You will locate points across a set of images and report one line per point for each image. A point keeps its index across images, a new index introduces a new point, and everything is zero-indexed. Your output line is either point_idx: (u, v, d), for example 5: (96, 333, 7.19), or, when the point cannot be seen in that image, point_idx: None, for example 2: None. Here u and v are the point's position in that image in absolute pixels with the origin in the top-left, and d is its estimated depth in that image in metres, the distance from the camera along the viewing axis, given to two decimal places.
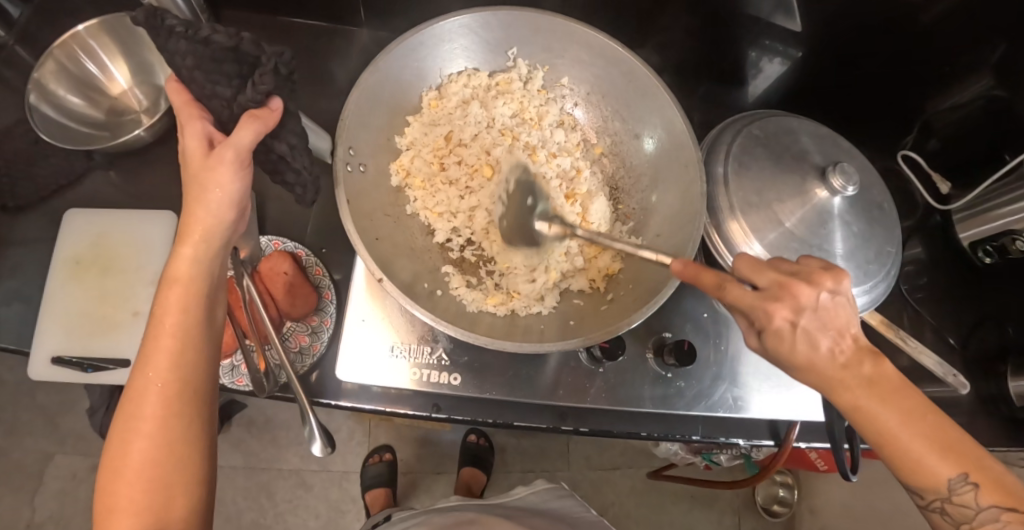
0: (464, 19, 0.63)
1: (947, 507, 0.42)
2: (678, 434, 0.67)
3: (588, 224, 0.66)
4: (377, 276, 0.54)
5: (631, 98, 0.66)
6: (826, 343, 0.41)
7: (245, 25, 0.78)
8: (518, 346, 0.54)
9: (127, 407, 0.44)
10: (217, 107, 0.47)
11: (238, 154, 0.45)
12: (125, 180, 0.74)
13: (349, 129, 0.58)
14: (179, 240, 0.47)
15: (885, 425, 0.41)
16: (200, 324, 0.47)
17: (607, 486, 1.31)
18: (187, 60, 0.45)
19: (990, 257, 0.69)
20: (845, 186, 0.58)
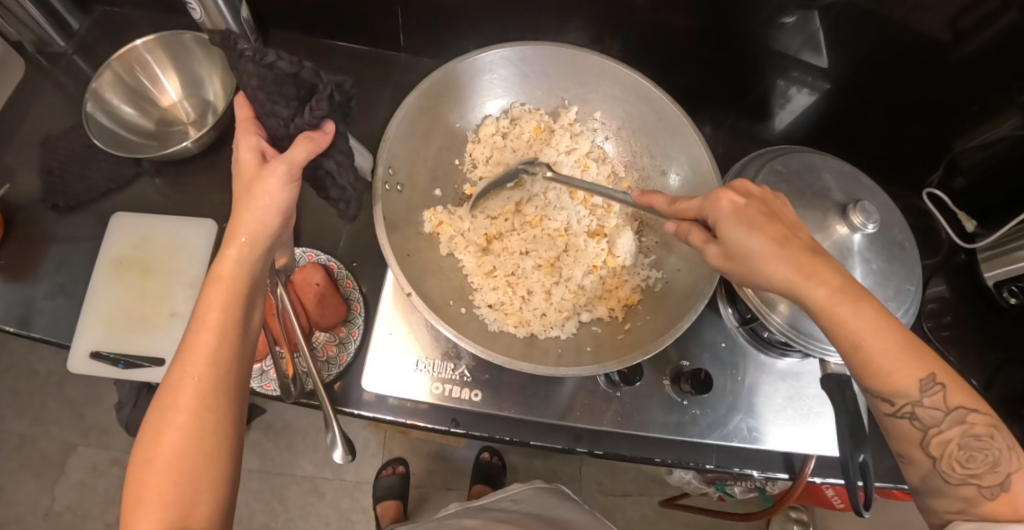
0: (503, 52, 0.65)
1: (917, 412, 0.47)
2: (691, 462, 0.65)
3: (612, 260, 0.67)
4: (405, 289, 0.55)
5: (659, 135, 0.67)
6: (784, 268, 0.46)
7: (291, 47, 0.86)
8: (535, 368, 0.53)
9: (164, 398, 0.47)
10: (274, 125, 0.51)
11: (290, 167, 0.49)
12: (169, 187, 0.81)
13: (389, 150, 0.60)
14: (228, 241, 0.51)
15: (848, 326, 0.46)
16: (238, 323, 0.51)
17: (618, 512, 1.30)
18: (252, 80, 0.49)
19: (1015, 297, 0.80)
20: (866, 223, 0.58)
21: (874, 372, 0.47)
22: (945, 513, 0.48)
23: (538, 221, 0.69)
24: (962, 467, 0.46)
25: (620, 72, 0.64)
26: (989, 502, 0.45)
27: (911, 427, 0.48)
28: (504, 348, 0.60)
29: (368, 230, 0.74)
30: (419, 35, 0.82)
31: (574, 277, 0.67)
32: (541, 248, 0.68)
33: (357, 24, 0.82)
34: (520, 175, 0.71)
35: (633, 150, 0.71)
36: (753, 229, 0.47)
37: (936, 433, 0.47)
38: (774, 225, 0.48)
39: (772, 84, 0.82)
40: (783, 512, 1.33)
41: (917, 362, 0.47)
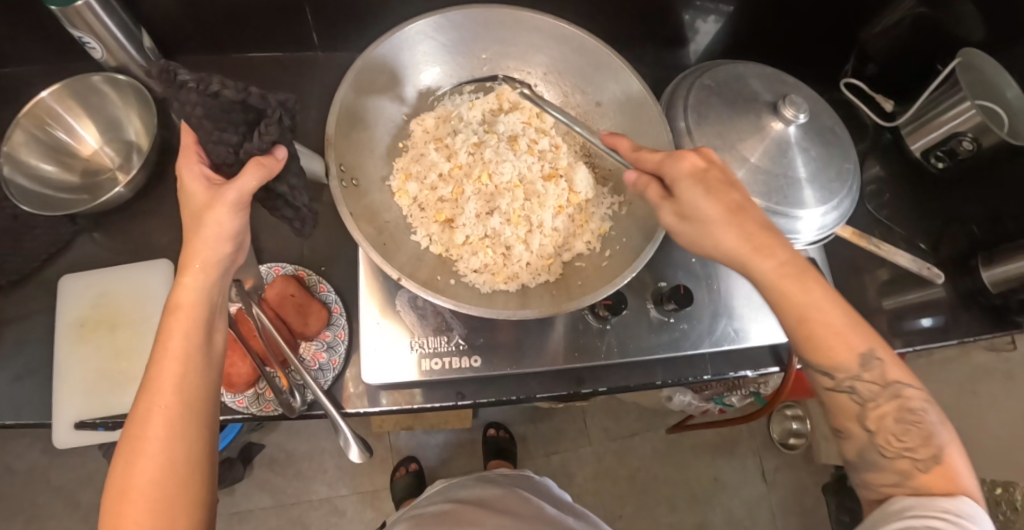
0: (420, 26, 0.64)
1: (856, 385, 0.51)
2: (690, 376, 0.69)
3: (577, 196, 0.68)
4: (395, 275, 0.54)
5: (585, 70, 0.69)
6: (706, 201, 0.50)
7: (205, 68, 0.83)
8: (536, 310, 0.54)
9: (133, 428, 0.46)
10: (221, 153, 0.49)
11: (242, 196, 0.48)
12: (112, 239, 0.78)
13: (338, 148, 0.60)
14: (182, 270, 0.49)
15: (803, 300, 0.50)
16: (203, 350, 0.50)
17: (630, 453, 1.35)
18: (195, 110, 0.46)
19: (942, 160, 0.90)
20: (797, 114, 0.62)
21: (821, 344, 0.50)
22: (878, 486, 0.51)
23: (496, 179, 0.67)
24: (896, 441, 0.50)
25: (536, 18, 0.65)
26: (924, 474, 0.48)
27: (848, 401, 0.52)
28: (501, 302, 0.62)
29: (329, 232, 0.73)
30: (331, 29, 0.81)
31: (545, 222, 0.67)
32: (507, 203, 0.67)
33: (265, 30, 0.79)
34: (468, 140, 0.68)
35: (565, 91, 0.72)
36: (709, 192, 0.50)
37: (874, 407, 0.51)
38: (731, 194, 0.50)
39: (681, 17, 0.85)
40: (780, 412, 1.44)
41: (855, 337, 0.50)
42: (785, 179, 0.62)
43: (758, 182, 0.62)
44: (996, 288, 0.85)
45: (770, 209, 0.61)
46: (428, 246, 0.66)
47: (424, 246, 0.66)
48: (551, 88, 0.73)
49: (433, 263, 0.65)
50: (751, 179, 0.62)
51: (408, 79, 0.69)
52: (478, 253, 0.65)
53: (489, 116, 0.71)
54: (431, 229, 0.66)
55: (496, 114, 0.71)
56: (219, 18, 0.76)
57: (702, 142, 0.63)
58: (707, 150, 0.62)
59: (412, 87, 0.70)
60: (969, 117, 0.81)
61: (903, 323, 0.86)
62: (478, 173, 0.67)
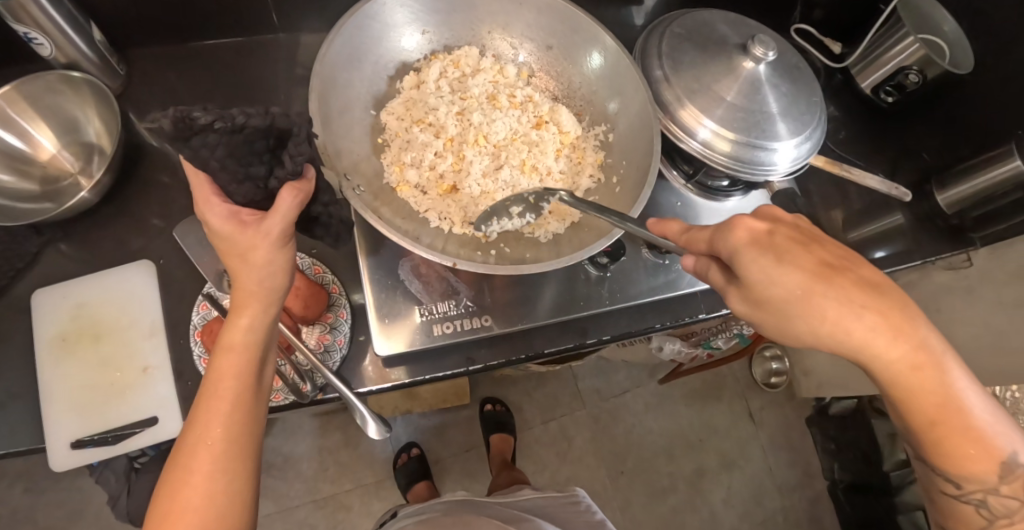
0: (364, 10, 0.61)
1: (989, 498, 0.47)
2: (687, 316, 0.71)
3: (569, 137, 0.68)
4: (449, 261, 0.52)
5: (532, 18, 0.68)
6: (858, 313, 0.39)
7: (160, 61, 0.80)
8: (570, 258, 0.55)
9: (181, 459, 0.46)
10: (248, 190, 0.48)
11: (285, 227, 0.47)
12: (85, 247, 0.74)
13: (335, 157, 0.58)
14: (236, 310, 0.48)
15: (939, 399, 0.42)
16: (252, 388, 0.49)
17: (625, 410, 1.40)
18: (217, 151, 0.44)
19: (891, 95, 0.95)
20: (766, 52, 0.65)
21: (959, 458, 0.44)
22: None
23: (492, 139, 0.67)
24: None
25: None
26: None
27: (972, 511, 0.48)
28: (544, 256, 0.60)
29: None
30: (291, 9, 0.79)
31: (551, 167, 0.67)
32: (514, 157, 0.66)
33: (222, 15, 0.77)
34: (449, 111, 0.67)
35: (521, 45, 0.71)
36: (785, 260, 0.40)
37: (1005, 520, 0.47)
38: (810, 256, 0.41)
39: None
40: (760, 354, 1.52)
41: (997, 443, 0.44)
42: (761, 115, 0.65)
43: (736, 118, 0.64)
44: (951, 209, 0.92)
45: (748, 141, 0.64)
46: (449, 228, 0.62)
47: (443, 229, 0.62)
48: (509, 47, 0.71)
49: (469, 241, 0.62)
50: (729, 118, 0.64)
51: (361, 69, 0.64)
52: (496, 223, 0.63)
53: (458, 86, 0.69)
54: (444, 209, 0.63)
55: (464, 81, 0.69)
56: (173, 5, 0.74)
57: (680, 87, 0.65)
58: (685, 95, 0.65)
59: (372, 75, 0.66)
60: (913, 52, 0.87)
61: (873, 250, 0.91)
62: (473, 137, 0.67)
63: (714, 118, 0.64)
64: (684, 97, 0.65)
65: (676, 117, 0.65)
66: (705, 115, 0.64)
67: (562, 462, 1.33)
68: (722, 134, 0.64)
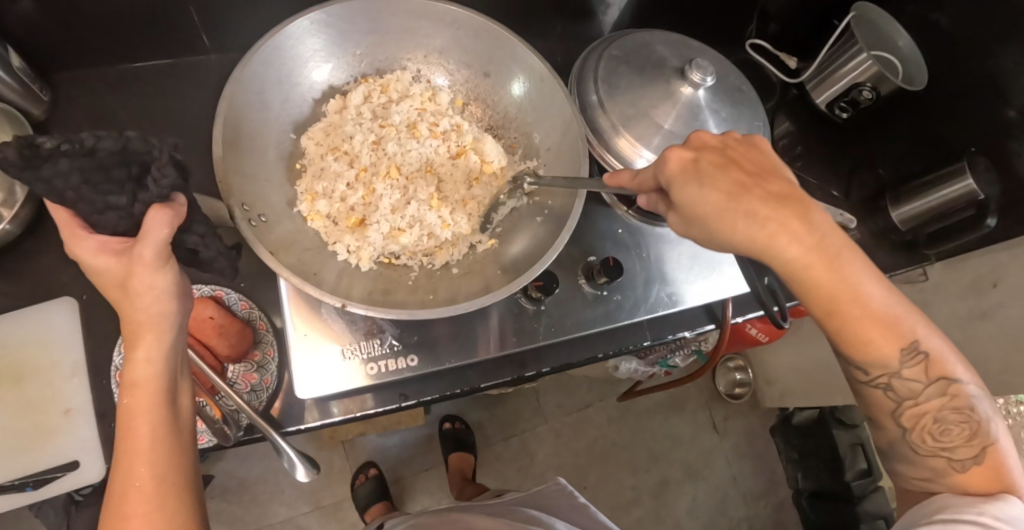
0: (288, 29, 0.59)
1: (894, 382, 0.47)
2: (630, 344, 0.71)
3: (490, 167, 0.67)
4: (339, 303, 0.50)
5: (468, 43, 0.66)
6: (789, 239, 0.43)
7: (85, 82, 0.76)
8: (485, 299, 0.52)
9: (113, 511, 0.43)
10: (111, 221, 0.43)
11: (160, 248, 0.42)
12: (5, 282, 0.70)
13: (235, 185, 0.55)
14: (131, 344, 0.44)
15: (864, 300, 0.45)
16: (170, 421, 0.46)
17: (588, 424, 1.39)
18: (69, 179, 0.41)
19: (845, 111, 0.95)
20: (704, 78, 0.63)
21: (858, 340, 0.45)
22: (910, 479, 0.49)
23: (406, 171, 0.67)
24: (934, 439, 0.46)
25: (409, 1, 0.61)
26: (962, 473, 0.45)
27: (885, 397, 0.47)
28: (444, 290, 0.60)
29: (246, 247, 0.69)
30: (221, 28, 0.76)
31: (467, 198, 0.66)
32: (422, 191, 0.66)
33: (148, 35, 0.74)
34: (366, 140, 0.67)
35: (454, 71, 0.70)
36: (705, 183, 0.44)
37: (913, 403, 0.47)
38: (728, 176, 0.44)
39: None
40: (723, 365, 1.52)
41: (899, 325, 0.45)
42: None
43: (673, 146, 0.63)
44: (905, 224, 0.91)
45: None
46: (353, 262, 0.61)
47: (350, 262, 0.61)
48: (439, 72, 0.70)
49: (380, 277, 0.61)
50: (668, 146, 0.63)
51: (280, 92, 0.62)
52: (406, 257, 0.63)
53: (380, 110, 0.68)
54: (347, 239, 0.62)
55: (388, 106, 0.68)
56: (95, 26, 0.70)
57: (616, 114, 0.63)
58: (621, 122, 0.63)
59: (289, 98, 0.64)
60: (867, 69, 0.86)
61: None
62: (386, 169, 0.66)
63: (651, 147, 0.62)
64: (620, 125, 0.63)
65: (609, 146, 0.64)
66: (642, 144, 0.63)
67: (523, 479, 1.32)
68: None
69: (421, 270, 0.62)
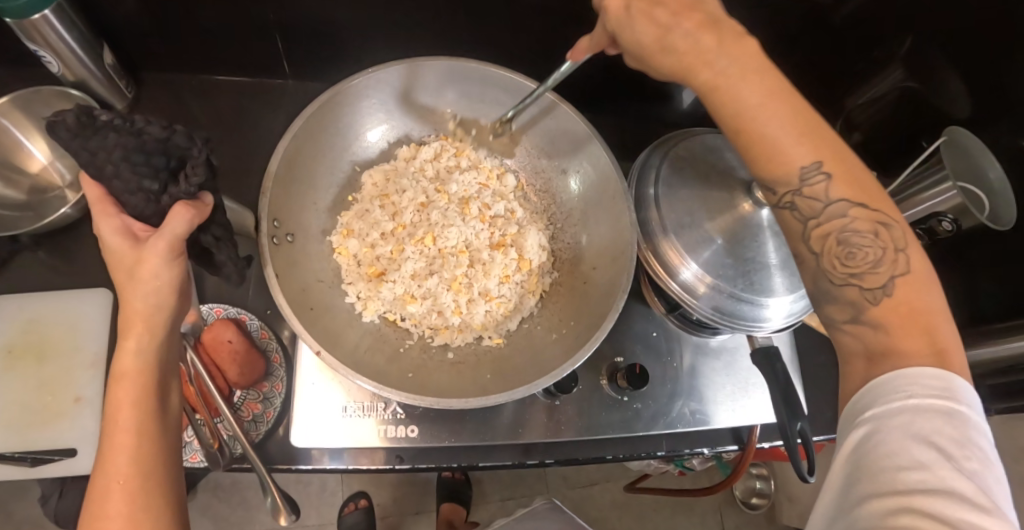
0: (379, 74, 0.60)
1: (798, 201, 0.45)
2: (643, 452, 0.67)
3: (527, 264, 0.64)
4: (315, 348, 0.49)
5: (555, 134, 0.66)
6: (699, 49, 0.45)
7: (168, 85, 0.80)
8: (468, 402, 0.50)
9: (91, 508, 0.41)
10: (138, 203, 0.43)
11: (173, 243, 0.43)
12: (53, 260, 0.73)
13: (279, 202, 0.57)
14: (122, 334, 0.43)
15: (759, 116, 0.44)
16: (157, 415, 0.45)
17: (588, 501, 1.34)
18: (111, 152, 0.41)
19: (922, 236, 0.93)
20: (770, 198, 0.60)
21: (765, 159, 0.45)
22: (839, 324, 0.45)
23: (440, 243, 0.64)
24: (842, 264, 0.44)
25: (500, 76, 0.61)
26: (873, 305, 0.42)
27: (793, 217, 0.46)
28: (431, 380, 0.56)
29: None
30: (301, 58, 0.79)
31: (490, 290, 0.62)
32: (448, 269, 0.63)
33: (233, 54, 0.77)
34: (415, 199, 0.65)
35: (531, 155, 0.69)
36: (650, 25, 0.46)
37: (818, 224, 0.45)
38: (682, 17, 0.45)
39: None
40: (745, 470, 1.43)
41: (812, 139, 0.44)
42: (750, 264, 0.60)
43: (724, 264, 0.60)
44: (970, 369, 0.86)
45: (732, 292, 0.60)
46: (359, 308, 0.61)
47: (356, 308, 0.61)
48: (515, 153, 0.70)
49: (375, 334, 0.60)
50: (716, 262, 0.60)
51: (361, 131, 0.65)
52: (409, 321, 0.61)
53: (444, 173, 0.68)
54: (361, 286, 0.61)
55: (452, 171, 0.68)
56: (186, 38, 0.75)
57: (669, 219, 0.62)
58: (673, 228, 0.62)
59: (361, 138, 0.66)
60: (951, 200, 0.81)
61: None
62: (420, 235, 0.64)
63: (700, 260, 0.60)
64: (670, 230, 0.62)
65: (654, 249, 0.63)
66: (691, 256, 0.61)
67: None
68: (704, 278, 0.60)
69: (418, 341, 0.61)
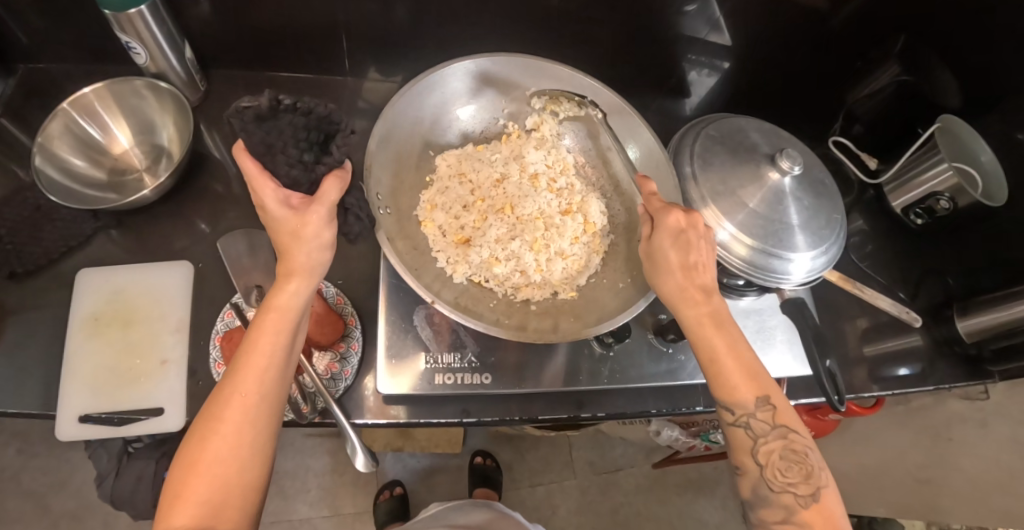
0: (456, 66, 0.69)
1: (750, 423, 0.56)
2: (683, 406, 0.73)
3: (592, 226, 0.72)
4: (430, 300, 0.58)
5: (601, 118, 0.75)
6: (693, 252, 0.60)
7: (235, 82, 0.88)
8: (565, 337, 0.60)
9: (211, 409, 0.49)
10: (297, 173, 0.54)
11: (330, 208, 0.52)
12: (133, 238, 0.80)
13: (375, 177, 0.64)
14: (284, 277, 0.52)
15: (716, 342, 0.58)
16: (286, 349, 0.52)
17: (613, 486, 1.38)
18: (284, 131, 0.53)
19: (921, 217, 0.98)
20: (792, 167, 0.68)
21: (724, 382, 0.57)
22: (771, 523, 0.56)
23: (518, 211, 0.72)
24: (782, 476, 0.55)
25: (560, 71, 0.72)
26: (805, 510, 0.54)
27: (744, 436, 0.57)
28: (529, 323, 0.65)
29: (350, 248, 0.76)
30: (360, 57, 0.88)
31: (564, 249, 0.70)
32: (527, 233, 0.70)
33: (298, 53, 0.86)
34: (491, 176, 0.74)
35: (576, 136, 0.79)
36: (669, 241, 0.60)
37: (763, 444, 0.56)
38: (683, 252, 0.60)
39: (683, 60, 0.96)
40: None
41: (760, 381, 0.57)
42: (780, 225, 0.68)
43: (756, 225, 0.68)
44: (975, 335, 0.94)
45: (767, 250, 0.67)
46: (450, 271, 0.68)
47: (446, 272, 0.68)
48: (567, 134, 0.79)
49: (467, 292, 0.67)
50: (750, 223, 0.68)
51: (439, 117, 0.74)
52: (493, 282, 0.68)
53: (516, 154, 0.76)
54: (448, 251, 0.69)
55: (520, 151, 0.76)
56: (256, 38, 0.83)
57: (706, 188, 0.69)
58: (710, 195, 0.69)
59: (434, 124, 0.74)
60: (947, 178, 0.89)
61: (884, 366, 0.95)
62: (502, 205, 0.72)
63: (735, 222, 0.68)
64: (709, 197, 0.69)
65: (697, 215, 0.69)
66: (727, 218, 0.68)
67: None
68: (740, 238, 0.67)
69: (503, 299, 0.68)
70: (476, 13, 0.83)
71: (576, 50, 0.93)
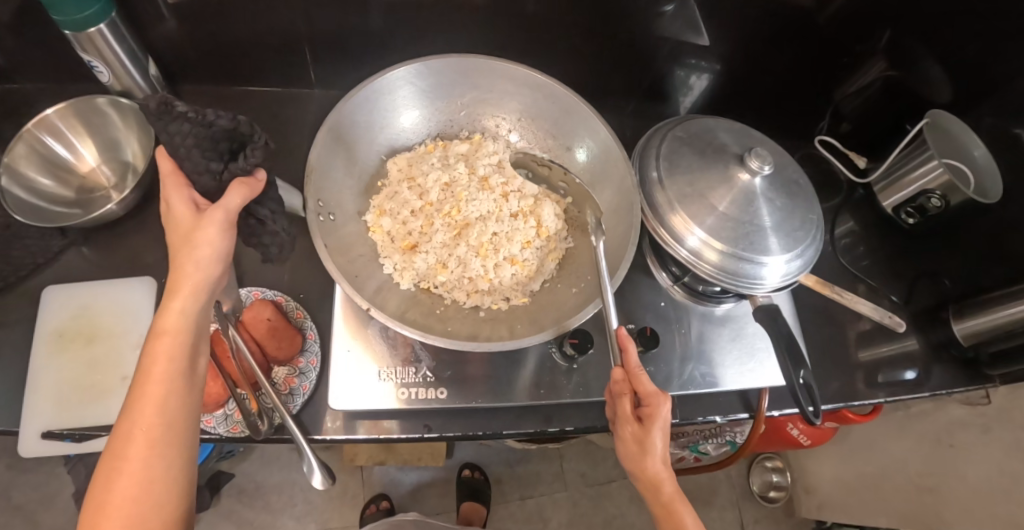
0: (403, 70, 0.67)
1: None
2: None
3: (544, 231, 0.71)
4: (364, 306, 0.55)
5: (559, 117, 0.73)
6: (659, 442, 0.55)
7: (203, 96, 0.88)
8: (504, 344, 0.56)
9: (115, 448, 0.49)
10: (206, 182, 0.52)
11: (228, 215, 0.51)
12: (99, 254, 0.79)
13: (315, 185, 0.63)
14: (170, 294, 0.52)
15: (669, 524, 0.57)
16: (186, 372, 0.52)
17: (607, 498, 1.35)
18: (186, 139, 0.50)
19: (914, 216, 0.94)
20: (761, 166, 0.66)
21: None
22: None
23: (468, 216, 0.71)
24: None
25: (510, 69, 0.69)
26: None
27: None
28: (482, 331, 0.63)
29: (311, 263, 0.76)
30: (326, 67, 0.88)
31: (514, 255, 0.69)
32: (476, 238, 0.69)
33: (265, 65, 0.86)
34: (439, 179, 0.72)
35: (531, 137, 0.77)
36: (649, 430, 0.54)
37: None
38: (657, 439, 0.54)
39: (656, 62, 0.94)
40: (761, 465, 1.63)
41: None
42: (750, 227, 0.66)
43: (725, 228, 0.65)
44: (972, 337, 0.89)
45: (737, 254, 0.65)
46: (392, 274, 0.67)
47: (393, 278, 0.67)
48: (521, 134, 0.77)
49: (413, 299, 0.67)
50: (719, 227, 0.65)
51: (391, 121, 0.72)
52: (441, 288, 0.67)
53: (470, 157, 0.75)
54: (394, 257, 0.68)
55: (475, 155, 0.75)
56: (222, 52, 0.82)
57: (672, 191, 0.67)
58: (677, 199, 0.67)
59: (388, 128, 0.73)
60: (937, 176, 0.85)
61: (878, 374, 0.91)
62: (449, 209, 0.71)
63: (704, 226, 0.65)
64: (675, 202, 0.66)
65: (663, 219, 0.67)
66: (695, 223, 0.66)
67: None
68: (710, 243, 0.65)
69: (452, 303, 0.67)
70: (441, 20, 0.82)
71: (547, 55, 0.92)
